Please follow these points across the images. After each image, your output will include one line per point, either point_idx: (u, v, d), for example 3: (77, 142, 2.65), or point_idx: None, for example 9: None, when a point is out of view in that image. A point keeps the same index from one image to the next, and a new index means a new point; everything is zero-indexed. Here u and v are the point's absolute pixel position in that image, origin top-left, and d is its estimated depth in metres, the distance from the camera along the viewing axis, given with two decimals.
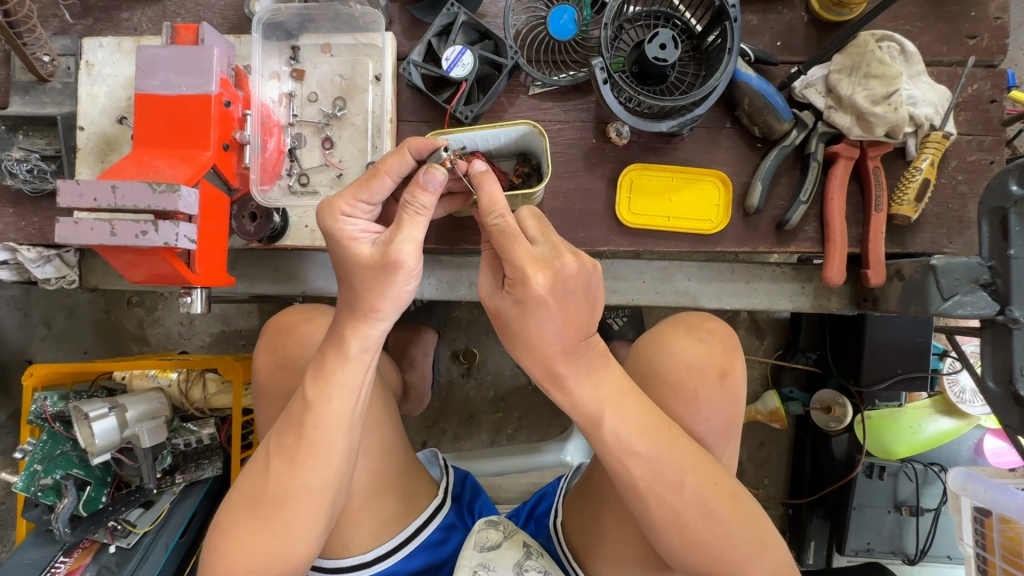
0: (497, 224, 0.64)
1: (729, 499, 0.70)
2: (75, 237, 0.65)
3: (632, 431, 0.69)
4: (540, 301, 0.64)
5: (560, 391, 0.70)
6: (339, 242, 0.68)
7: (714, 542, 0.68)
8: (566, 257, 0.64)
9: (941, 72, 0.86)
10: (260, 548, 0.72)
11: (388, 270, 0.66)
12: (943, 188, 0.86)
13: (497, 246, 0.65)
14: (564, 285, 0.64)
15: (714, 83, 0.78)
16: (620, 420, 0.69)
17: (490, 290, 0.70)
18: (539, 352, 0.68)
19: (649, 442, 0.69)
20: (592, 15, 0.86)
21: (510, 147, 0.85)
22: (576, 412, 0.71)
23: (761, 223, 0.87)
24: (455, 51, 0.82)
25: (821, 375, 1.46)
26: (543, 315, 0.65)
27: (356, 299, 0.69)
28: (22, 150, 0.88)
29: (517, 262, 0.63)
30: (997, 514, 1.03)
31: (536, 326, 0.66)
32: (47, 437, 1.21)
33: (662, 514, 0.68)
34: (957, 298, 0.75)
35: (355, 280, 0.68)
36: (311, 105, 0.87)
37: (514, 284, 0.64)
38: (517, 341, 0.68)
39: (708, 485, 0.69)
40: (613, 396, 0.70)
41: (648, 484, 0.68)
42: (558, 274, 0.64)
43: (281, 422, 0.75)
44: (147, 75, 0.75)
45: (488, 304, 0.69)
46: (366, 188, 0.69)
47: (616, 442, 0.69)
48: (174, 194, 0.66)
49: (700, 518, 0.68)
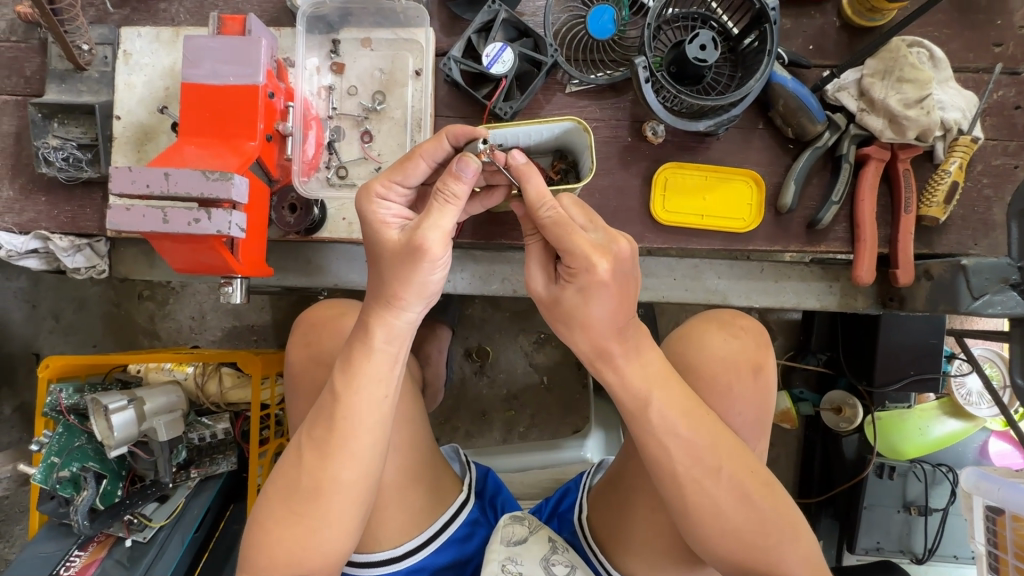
0: (549, 216, 0.64)
1: (763, 487, 0.70)
2: (128, 224, 0.65)
3: (677, 413, 0.70)
4: (601, 284, 0.65)
5: (611, 371, 0.70)
6: (370, 223, 0.70)
7: (748, 529, 0.69)
8: (620, 240, 0.65)
9: (968, 77, 0.88)
10: (295, 541, 0.72)
11: (412, 256, 0.66)
12: (968, 191, 0.88)
13: (552, 236, 0.65)
14: (623, 268, 0.65)
15: (752, 85, 0.80)
16: (667, 403, 0.69)
17: (544, 281, 0.70)
18: (593, 331, 0.69)
19: (690, 426, 0.69)
20: (630, 16, 0.87)
21: (549, 143, 0.86)
22: (624, 395, 0.71)
23: (792, 223, 0.89)
24: (496, 48, 0.83)
25: (832, 376, 1.48)
26: (602, 296, 0.66)
27: (382, 284, 0.70)
28: (57, 138, 0.87)
29: (576, 248, 0.64)
30: (1009, 512, 1.05)
31: (595, 310, 0.67)
32: (63, 430, 1.18)
33: (700, 504, 0.69)
34: (987, 298, 0.78)
35: (383, 264, 0.69)
36: (350, 99, 0.87)
37: (576, 271, 0.65)
38: (574, 325, 0.69)
39: (748, 477, 0.70)
40: (660, 376, 0.71)
41: (687, 469, 0.68)
42: (616, 257, 0.65)
43: (311, 415, 0.75)
44: (194, 65, 0.76)
45: (543, 293, 0.70)
46: (399, 170, 0.71)
47: (662, 423, 0.69)
48: (228, 182, 0.66)
49: (736, 505, 0.68)
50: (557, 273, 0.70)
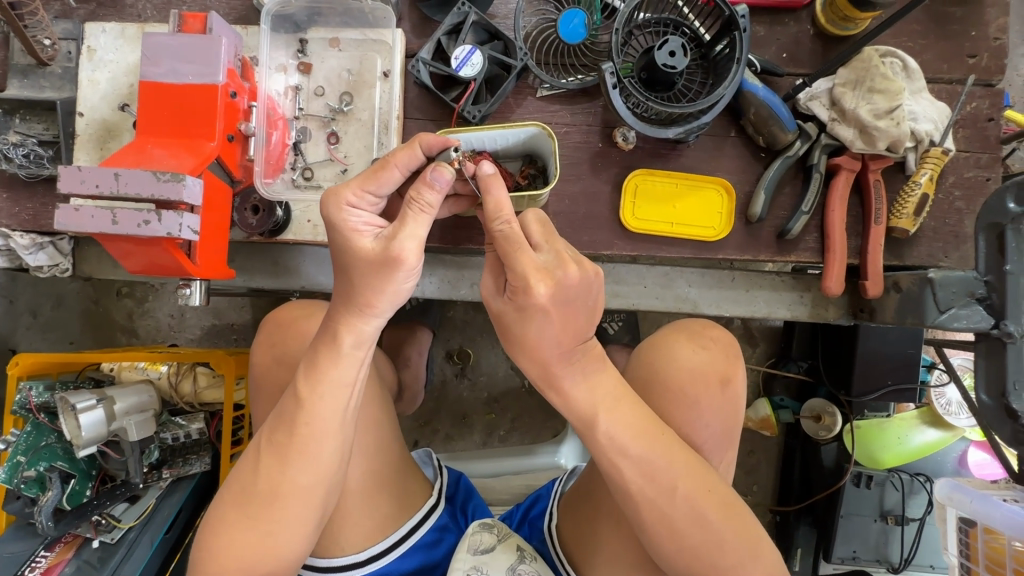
0: (502, 230, 0.63)
1: (720, 505, 0.69)
2: (76, 224, 0.64)
3: (628, 434, 0.69)
4: (541, 308, 0.64)
5: (555, 392, 0.70)
6: (342, 233, 0.67)
7: (705, 547, 0.68)
8: (567, 266, 0.64)
9: (941, 89, 0.87)
10: (247, 545, 0.71)
11: (388, 266, 0.65)
12: (940, 203, 0.87)
13: (499, 251, 0.64)
14: (566, 292, 0.64)
15: (721, 92, 0.79)
16: (615, 423, 0.69)
17: (494, 290, 0.68)
18: (537, 355, 0.68)
19: (643, 445, 0.69)
20: (602, 21, 0.86)
21: (517, 148, 0.85)
22: (571, 414, 0.71)
23: (762, 232, 0.88)
24: (464, 51, 0.82)
25: (811, 384, 1.48)
26: (542, 320, 0.65)
27: (354, 293, 0.68)
28: (19, 134, 0.86)
29: (520, 270, 0.63)
30: (981, 524, 1.04)
31: (535, 332, 0.66)
32: (31, 429, 1.16)
33: (653, 519, 0.68)
34: (953, 312, 0.77)
35: (355, 273, 0.67)
36: (317, 99, 0.86)
37: (518, 290, 0.64)
38: (515, 344, 0.68)
39: (700, 494, 0.69)
40: (610, 399, 0.70)
41: (641, 488, 0.68)
42: (561, 283, 0.64)
43: (272, 418, 0.73)
44: (154, 63, 0.74)
45: (488, 308, 0.69)
46: (374, 179, 0.68)
47: (610, 444, 0.68)
48: (179, 183, 0.65)
49: (692, 524, 0.68)
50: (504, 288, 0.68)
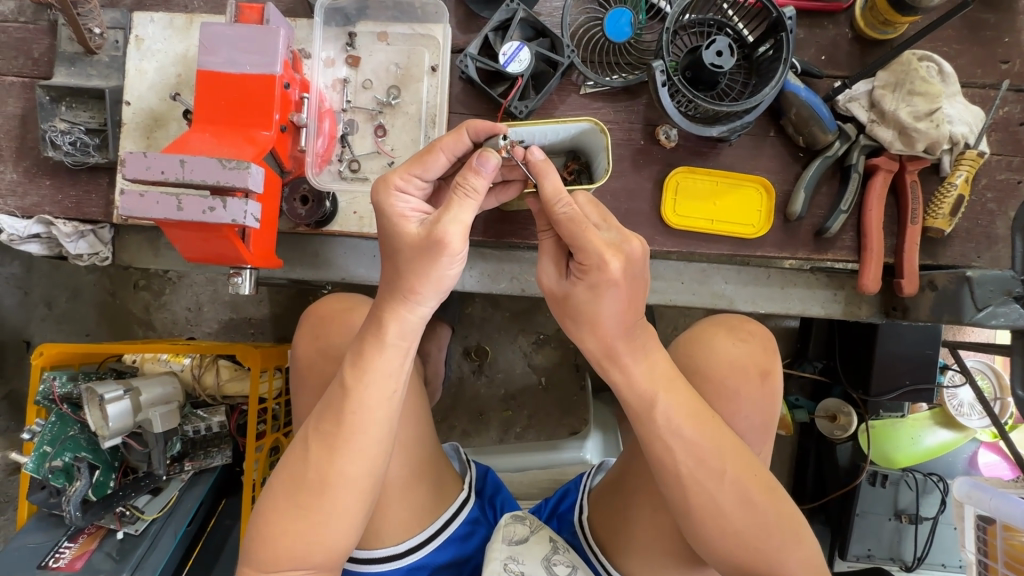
0: (565, 213, 0.65)
1: (765, 490, 0.70)
2: (141, 210, 0.64)
3: (682, 415, 0.70)
4: (611, 283, 0.66)
5: (617, 370, 0.71)
6: (390, 216, 0.70)
7: (750, 531, 0.69)
8: (633, 241, 0.67)
9: (975, 93, 0.89)
10: (299, 535, 0.71)
11: (431, 249, 0.66)
12: (972, 204, 0.89)
13: (565, 232, 0.66)
14: (633, 269, 0.66)
15: (767, 92, 0.80)
16: (672, 404, 0.70)
17: (556, 275, 0.71)
18: (601, 332, 0.70)
19: (696, 428, 0.70)
20: (647, 20, 0.88)
21: (564, 143, 0.86)
22: (628, 395, 0.72)
23: (800, 230, 0.89)
24: (512, 48, 0.83)
25: (827, 383, 1.50)
26: (611, 295, 0.67)
27: (399, 278, 0.70)
28: (65, 122, 0.86)
29: (590, 245, 0.65)
30: (1001, 522, 1.07)
31: (605, 308, 0.68)
32: (56, 419, 1.16)
33: (701, 507, 0.69)
34: (991, 309, 0.79)
35: (401, 258, 0.69)
36: (365, 92, 0.87)
37: (589, 268, 0.66)
38: (582, 323, 0.70)
39: (744, 475, 0.70)
40: (665, 379, 0.71)
41: (691, 470, 0.69)
42: (628, 257, 0.66)
43: (319, 408, 0.74)
44: (211, 53, 0.75)
45: (554, 290, 0.71)
46: (419, 164, 0.71)
47: (666, 424, 0.69)
48: (244, 171, 0.65)
49: (739, 507, 0.69)
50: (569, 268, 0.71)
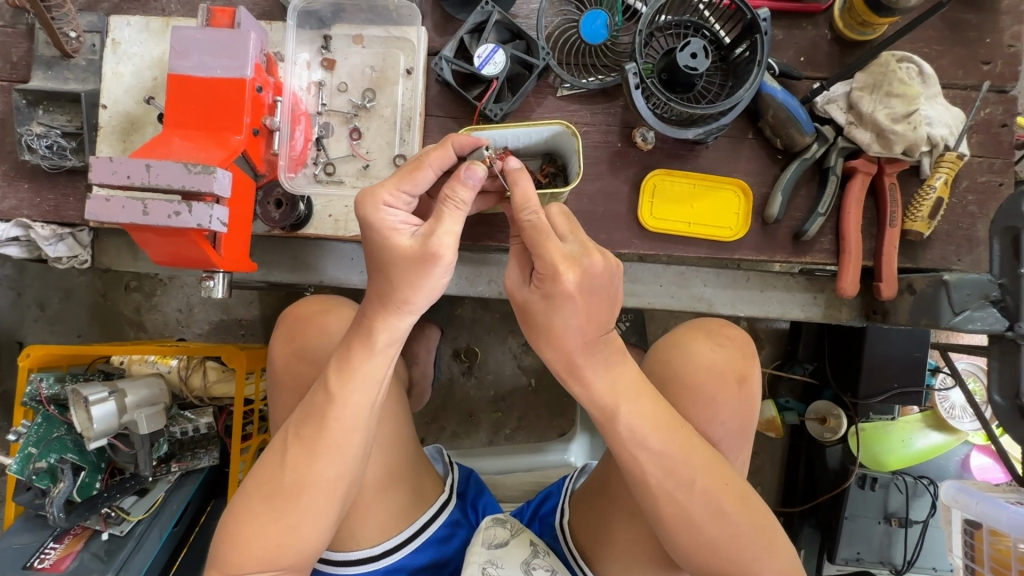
0: (530, 220, 0.65)
1: (736, 499, 0.70)
2: (106, 215, 0.65)
3: (646, 426, 0.69)
4: (568, 296, 0.65)
5: (579, 383, 0.71)
6: (381, 232, 0.67)
7: (720, 541, 0.69)
8: (593, 254, 0.65)
9: (955, 94, 0.89)
10: (274, 537, 0.71)
11: (428, 263, 0.66)
12: (953, 207, 0.88)
13: (528, 241, 0.66)
14: (592, 282, 0.65)
15: (742, 94, 0.80)
16: (636, 415, 0.69)
17: (517, 284, 0.70)
18: (561, 344, 0.68)
19: (662, 439, 0.69)
20: (623, 22, 0.87)
21: (539, 146, 0.86)
22: (592, 405, 0.71)
23: (778, 233, 0.89)
24: (487, 50, 0.83)
25: (816, 386, 1.49)
26: (569, 309, 0.66)
27: (393, 292, 0.68)
28: (42, 125, 0.86)
29: (547, 258, 0.64)
30: (987, 526, 1.06)
31: (563, 321, 0.67)
32: (42, 420, 1.16)
33: (670, 512, 0.69)
34: (968, 313, 0.79)
35: (394, 272, 0.67)
36: (340, 95, 0.87)
37: (545, 279, 0.65)
38: (542, 335, 0.69)
39: (715, 484, 0.69)
40: (629, 390, 0.70)
41: (658, 479, 0.69)
42: (586, 270, 0.65)
43: (300, 411, 0.73)
44: (183, 57, 0.75)
45: (514, 298, 0.70)
46: (409, 178, 0.69)
47: (630, 436, 0.69)
48: (210, 176, 0.66)
49: (707, 516, 0.69)
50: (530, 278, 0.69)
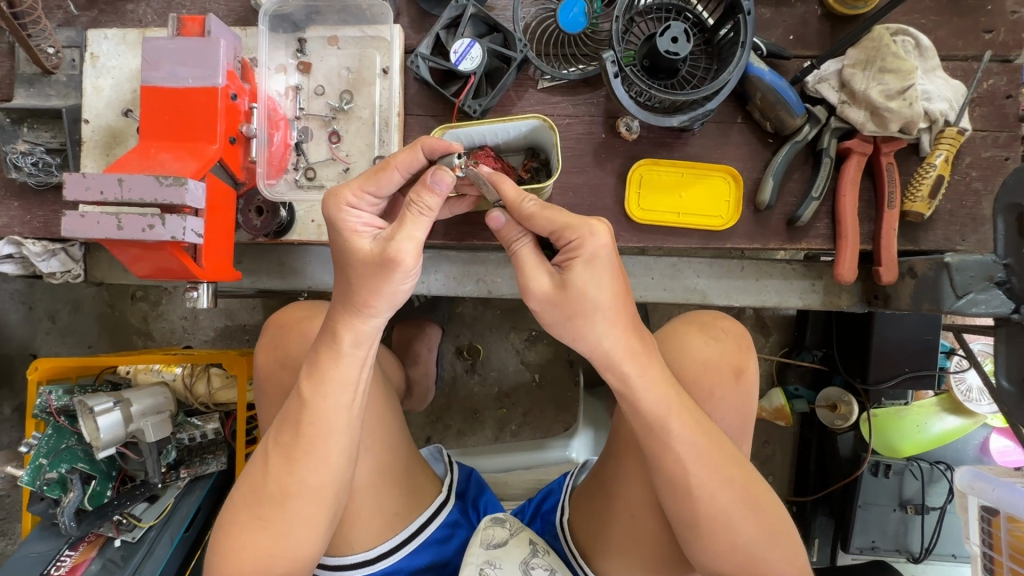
0: (533, 203, 0.65)
1: (766, 496, 0.70)
2: (82, 230, 0.65)
3: (691, 427, 0.67)
4: (603, 253, 0.64)
5: (632, 374, 0.66)
6: (341, 233, 0.67)
7: (755, 539, 0.68)
8: (606, 226, 0.67)
9: (956, 66, 0.84)
10: (261, 545, 0.71)
11: (385, 267, 0.63)
12: (956, 184, 0.85)
13: (547, 213, 0.64)
14: (616, 247, 0.65)
15: (726, 77, 0.77)
16: (684, 416, 0.67)
17: (545, 275, 0.65)
18: (608, 327, 0.64)
19: (703, 439, 0.67)
20: (603, 8, 0.85)
21: (519, 141, 0.84)
22: (636, 409, 0.67)
23: (771, 219, 0.86)
24: (463, 44, 0.81)
25: (827, 372, 1.45)
26: (605, 271, 0.63)
27: (352, 293, 0.66)
28: (26, 143, 0.87)
29: (575, 218, 0.64)
30: (1004, 513, 1.01)
31: (603, 287, 0.63)
32: (52, 432, 1.17)
33: (708, 512, 0.67)
34: (970, 297, 0.74)
35: (352, 274, 0.66)
36: (318, 99, 0.86)
37: (577, 242, 0.64)
38: (589, 313, 0.63)
39: (747, 482, 0.69)
40: (672, 387, 0.68)
41: (702, 480, 0.66)
42: (606, 236, 0.65)
43: (278, 420, 0.73)
44: (154, 68, 0.75)
45: (552, 280, 0.64)
46: (374, 179, 0.68)
47: (680, 437, 0.66)
48: (181, 187, 0.65)
49: (745, 515, 0.67)
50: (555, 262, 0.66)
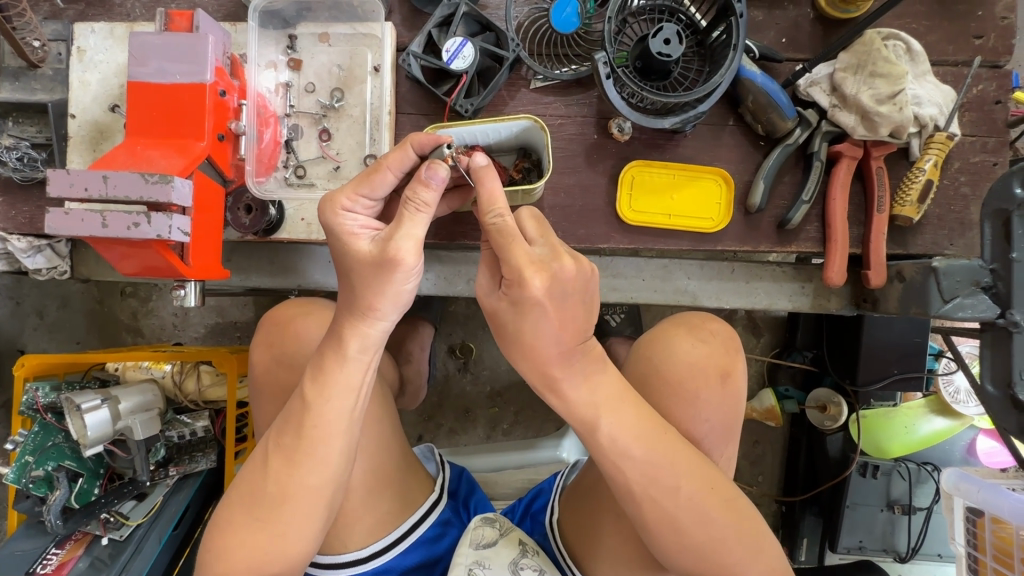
0: (496, 224, 0.62)
1: (721, 502, 0.69)
2: (67, 228, 0.64)
3: (628, 435, 0.67)
4: (536, 301, 0.61)
5: (555, 396, 0.67)
6: (338, 237, 0.67)
7: (706, 546, 0.68)
8: (564, 259, 0.61)
9: (946, 71, 0.85)
10: (257, 545, 0.70)
11: (387, 267, 0.63)
12: (944, 189, 0.85)
13: (494, 245, 0.62)
14: (562, 287, 0.61)
15: (718, 80, 0.77)
16: (617, 425, 0.67)
17: (487, 293, 0.66)
18: (536, 356, 0.65)
19: (645, 448, 0.67)
20: (596, 9, 0.85)
21: (511, 141, 0.84)
22: (572, 419, 0.69)
23: (762, 223, 0.86)
24: (456, 43, 0.80)
25: (816, 373, 1.46)
26: (538, 315, 0.62)
27: (355, 296, 0.66)
28: (12, 137, 0.86)
29: (513, 264, 0.61)
30: (989, 514, 1.02)
31: (532, 327, 0.63)
32: (39, 428, 1.15)
33: (653, 517, 0.67)
34: (958, 301, 0.75)
35: (354, 277, 0.66)
36: (308, 96, 0.85)
37: (511, 284, 0.61)
38: (514, 344, 0.65)
39: (698, 489, 0.68)
40: (610, 399, 0.68)
41: (642, 488, 0.67)
42: (556, 276, 0.61)
43: (280, 420, 0.72)
44: (140, 63, 0.74)
45: (483, 303, 0.65)
46: (367, 182, 0.68)
47: (611, 446, 0.67)
48: (167, 185, 0.65)
49: (694, 523, 0.67)
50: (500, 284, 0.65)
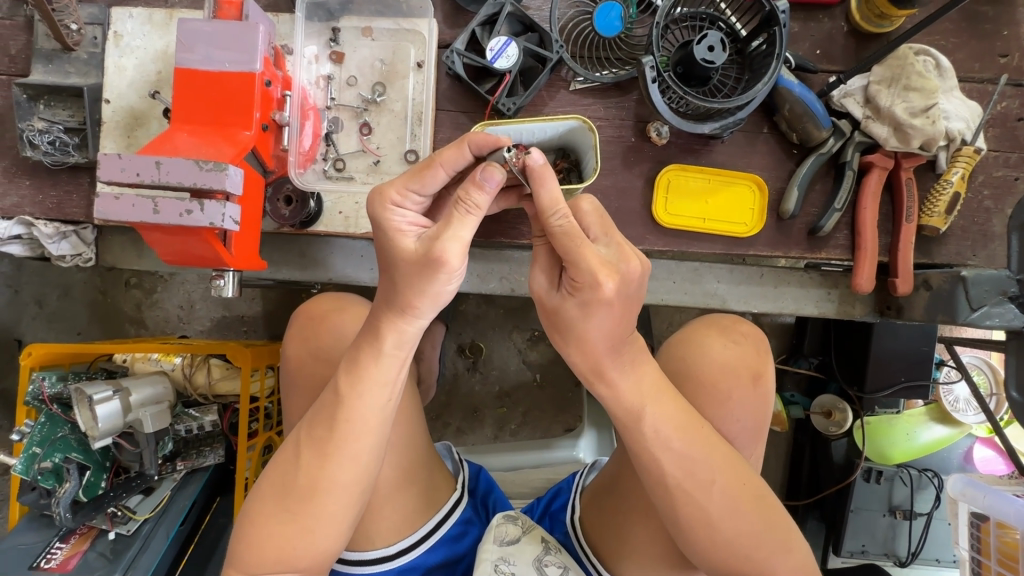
0: (561, 226, 0.61)
1: (752, 498, 0.69)
2: (115, 213, 0.63)
3: (670, 426, 0.68)
4: (606, 303, 0.62)
5: (604, 385, 0.68)
6: (384, 232, 0.65)
7: (741, 540, 0.68)
8: (631, 260, 0.62)
9: (973, 88, 0.88)
10: (286, 538, 0.69)
11: (432, 268, 0.62)
12: (969, 202, 0.88)
13: (558, 247, 0.62)
14: (628, 288, 0.62)
15: (758, 89, 0.79)
16: (660, 416, 0.68)
17: (547, 291, 0.66)
18: (587, 349, 0.66)
19: (684, 440, 0.68)
20: (638, 14, 0.86)
21: (553, 141, 0.85)
22: (616, 407, 0.69)
23: (793, 229, 0.88)
24: (500, 42, 0.81)
25: (822, 380, 1.48)
26: (604, 314, 0.63)
27: (397, 293, 0.66)
28: (43, 121, 0.84)
29: (585, 265, 0.61)
30: (994, 519, 1.04)
31: (594, 326, 0.64)
32: (46, 420, 1.12)
33: (687, 509, 0.68)
34: (986, 309, 0.79)
35: (396, 273, 0.65)
36: (349, 89, 0.85)
37: (581, 286, 0.62)
38: (571, 339, 0.66)
39: (731, 482, 0.69)
40: (654, 390, 0.69)
41: (678, 480, 0.68)
42: (624, 277, 0.62)
43: (312, 414, 0.72)
44: (188, 50, 0.73)
45: (545, 302, 0.66)
46: (418, 178, 0.66)
47: (654, 436, 0.68)
48: (222, 173, 0.64)
49: (726, 515, 0.68)
50: (560, 283, 0.66)
